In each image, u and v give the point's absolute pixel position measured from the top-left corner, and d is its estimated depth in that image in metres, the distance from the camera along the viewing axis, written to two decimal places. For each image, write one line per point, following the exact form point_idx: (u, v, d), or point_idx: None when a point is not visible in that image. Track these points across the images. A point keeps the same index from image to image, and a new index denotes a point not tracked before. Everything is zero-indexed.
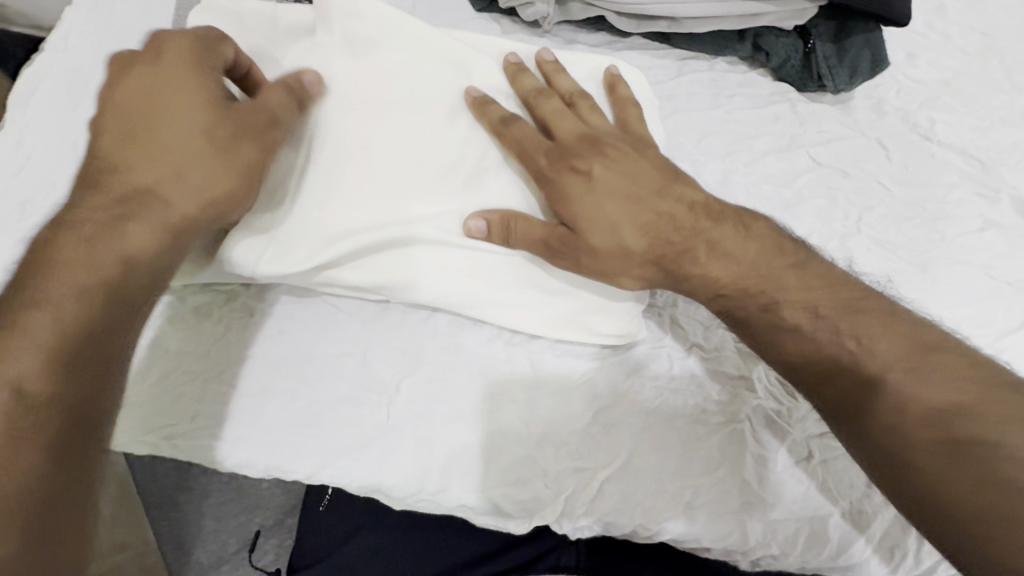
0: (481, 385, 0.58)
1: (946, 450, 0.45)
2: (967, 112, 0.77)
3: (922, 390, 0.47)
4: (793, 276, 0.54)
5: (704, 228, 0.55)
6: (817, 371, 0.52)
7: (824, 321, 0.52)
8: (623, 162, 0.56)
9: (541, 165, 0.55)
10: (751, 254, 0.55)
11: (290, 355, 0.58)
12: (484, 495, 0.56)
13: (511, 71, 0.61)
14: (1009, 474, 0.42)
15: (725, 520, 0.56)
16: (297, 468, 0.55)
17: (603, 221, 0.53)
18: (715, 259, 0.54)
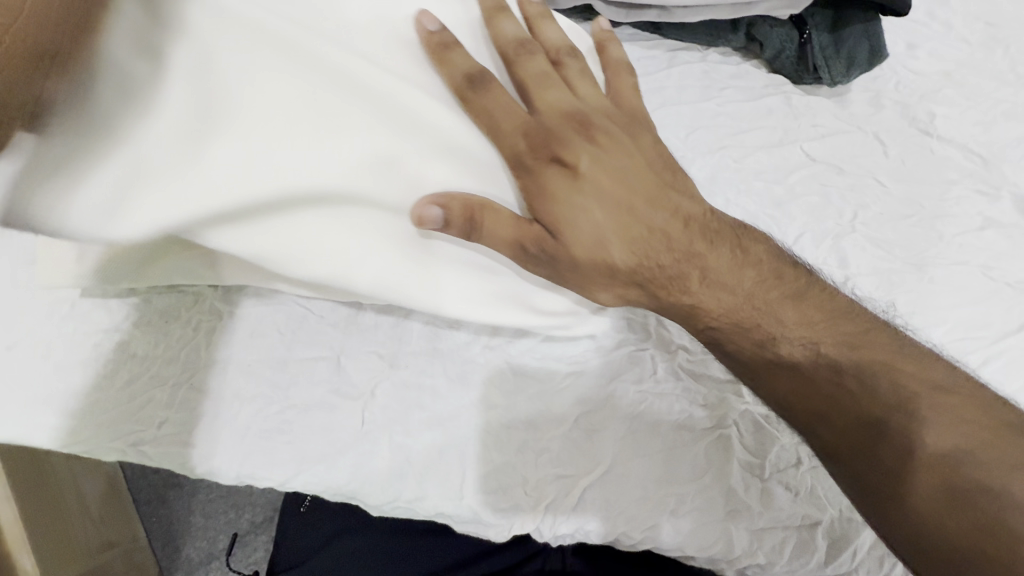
0: (460, 389, 0.56)
1: (949, 494, 0.44)
2: (969, 105, 0.74)
3: (927, 432, 0.46)
4: (790, 308, 0.52)
5: (699, 252, 0.52)
6: (813, 405, 0.50)
7: (824, 359, 0.51)
8: (610, 151, 0.52)
9: (518, 148, 0.50)
10: (749, 284, 0.53)
11: (262, 358, 0.56)
12: (462, 503, 0.54)
13: (490, 10, 0.55)
14: (1013, 524, 0.42)
15: (710, 530, 0.54)
16: (269, 475, 0.53)
17: (588, 230, 0.50)
18: (707, 288, 0.52)
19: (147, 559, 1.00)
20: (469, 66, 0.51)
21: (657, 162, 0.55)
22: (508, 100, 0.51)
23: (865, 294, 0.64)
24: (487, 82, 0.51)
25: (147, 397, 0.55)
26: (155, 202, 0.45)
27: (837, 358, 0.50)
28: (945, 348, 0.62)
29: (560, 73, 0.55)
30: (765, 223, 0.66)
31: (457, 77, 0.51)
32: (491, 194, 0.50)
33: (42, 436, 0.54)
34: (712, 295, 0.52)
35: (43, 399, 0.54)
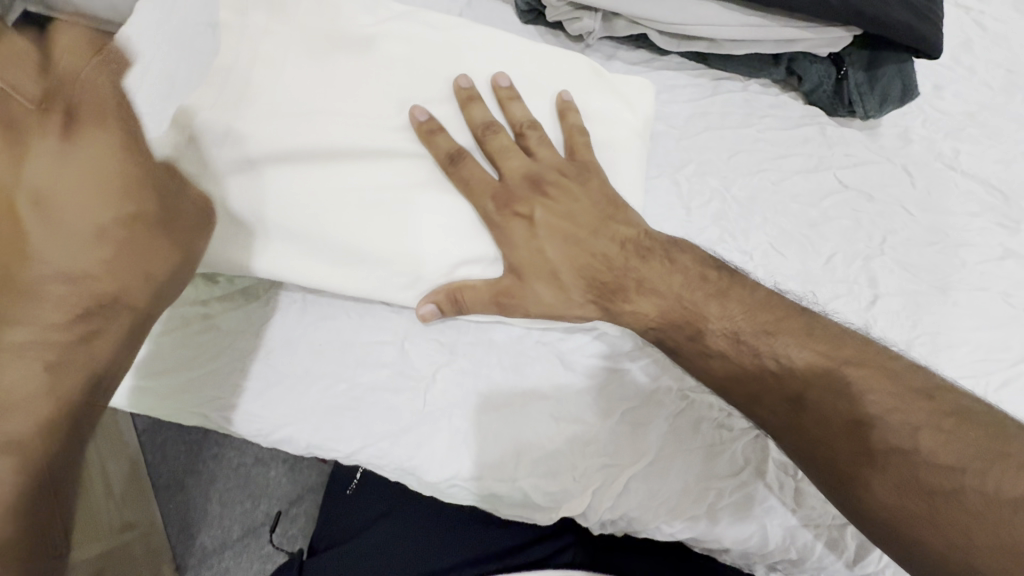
0: (513, 379, 0.60)
1: (870, 459, 0.49)
2: (991, 144, 0.80)
3: (839, 404, 0.51)
4: (714, 305, 0.57)
5: (634, 266, 0.58)
6: (747, 392, 0.55)
7: (744, 345, 0.55)
8: (561, 202, 0.60)
9: (488, 209, 0.58)
10: (678, 289, 0.58)
11: (331, 340, 0.60)
12: (514, 484, 0.57)
13: (462, 97, 0.62)
14: (926, 479, 0.47)
15: (745, 524, 0.58)
16: (338, 446, 0.57)
17: (545, 270, 0.57)
18: (644, 296, 0.58)
19: (164, 543, 1.02)
20: (449, 145, 0.59)
21: (605, 200, 0.61)
22: (481, 169, 0.59)
23: (892, 312, 0.68)
24: (464, 157, 0.59)
25: (226, 368, 0.59)
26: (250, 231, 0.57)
27: (768, 343, 0.55)
28: (968, 367, 0.66)
29: (522, 142, 0.62)
30: (800, 242, 0.70)
31: (440, 156, 0.59)
32: (474, 266, 0.59)
33: (129, 398, 0.58)
34: (629, 306, 0.58)
35: None
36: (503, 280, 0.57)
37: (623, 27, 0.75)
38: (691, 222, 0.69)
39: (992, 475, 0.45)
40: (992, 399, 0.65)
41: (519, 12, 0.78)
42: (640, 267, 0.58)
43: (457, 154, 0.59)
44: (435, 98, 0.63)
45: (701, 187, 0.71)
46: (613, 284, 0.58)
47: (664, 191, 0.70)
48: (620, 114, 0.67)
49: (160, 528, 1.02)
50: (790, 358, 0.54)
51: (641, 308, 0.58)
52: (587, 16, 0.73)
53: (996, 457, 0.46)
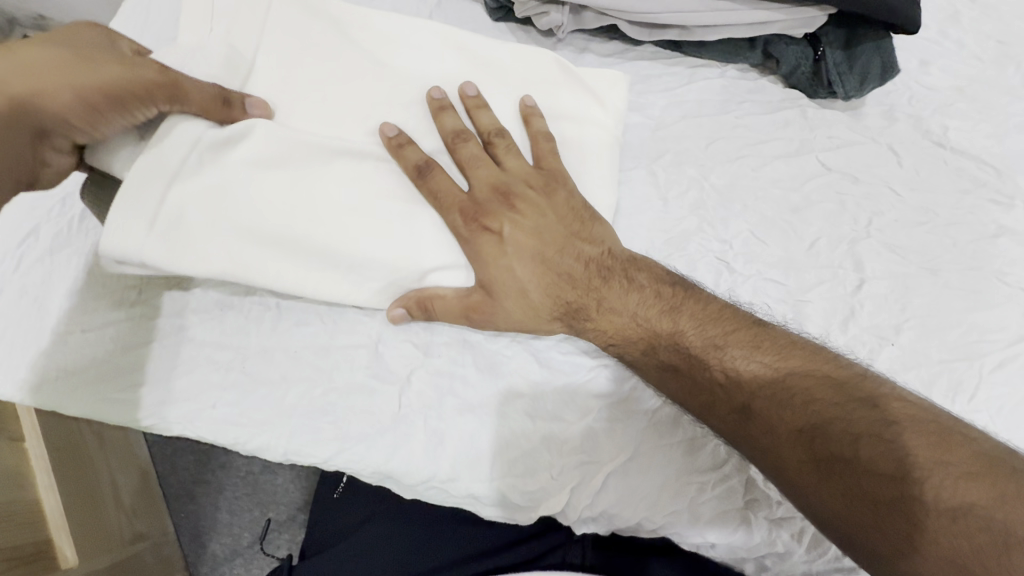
0: (489, 379, 0.60)
1: (816, 468, 0.49)
2: (982, 119, 0.77)
3: (780, 413, 0.51)
4: (667, 320, 0.57)
5: (597, 287, 0.58)
6: (700, 401, 0.55)
7: (694, 359, 0.55)
8: (530, 216, 0.59)
9: (455, 223, 0.58)
10: (634, 307, 0.57)
11: (308, 345, 0.61)
12: (493, 485, 0.57)
13: (434, 108, 0.62)
14: (865, 486, 0.46)
15: (729, 518, 0.57)
16: (315, 453, 0.57)
17: (512, 287, 0.57)
18: (604, 314, 0.58)
19: (175, 554, 1.04)
20: (418, 156, 0.59)
21: (572, 214, 0.60)
22: (450, 181, 0.59)
23: (880, 296, 0.66)
24: (431, 169, 0.59)
25: (204, 377, 0.59)
26: (216, 239, 0.55)
27: (711, 355, 0.55)
28: (961, 350, 0.64)
29: (490, 151, 0.62)
30: (782, 227, 0.69)
31: (410, 169, 0.59)
32: (453, 275, 0.58)
33: (109, 411, 0.58)
34: (595, 318, 0.58)
35: (109, 378, 0.59)
36: (474, 292, 0.58)
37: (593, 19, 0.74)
38: (668, 213, 0.68)
39: (939, 482, 0.44)
40: (987, 381, 0.63)
41: (489, 10, 0.78)
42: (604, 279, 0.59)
43: (426, 168, 0.59)
44: (401, 99, 0.63)
45: (678, 177, 0.70)
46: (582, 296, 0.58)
47: (639, 182, 0.69)
48: (589, 110, 0.66)
49: (172, 539, 1.04)
50: (736, 370, 0.54)
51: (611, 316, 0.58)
52: (555, 9, 0.73)
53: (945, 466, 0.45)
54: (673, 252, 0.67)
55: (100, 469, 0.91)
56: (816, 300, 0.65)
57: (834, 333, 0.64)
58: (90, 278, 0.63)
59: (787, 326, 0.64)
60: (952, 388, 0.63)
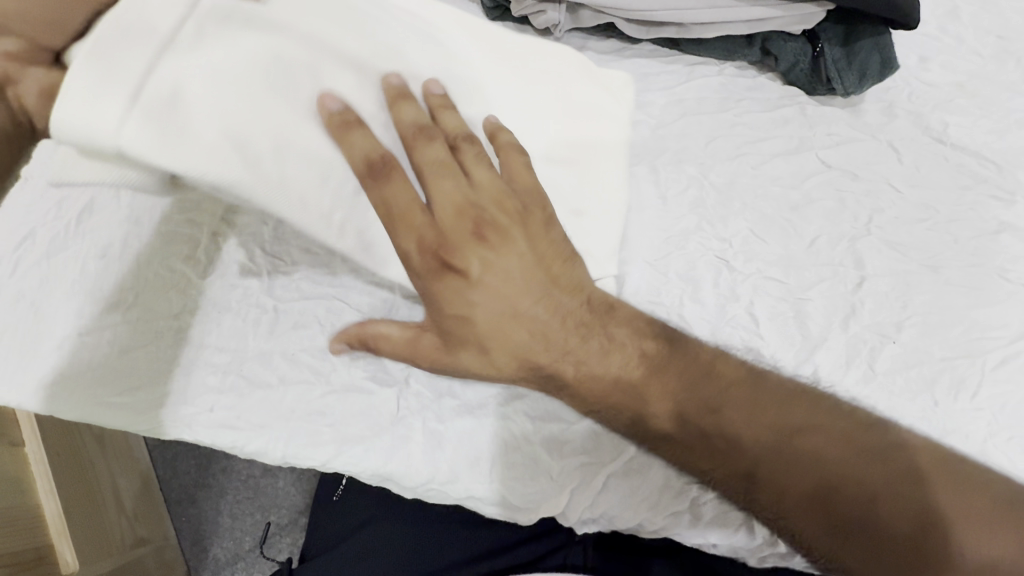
0: (488, 381, 0.59)
1: (831, 531, 0.50)
2: (982, 114, 0.77)
3: (789, 480, 0.51)
4: (655, 383, 0.54)
5: (573, 346, 0.55)
6: (700, 466, 0.54)
7: (690, 426, 0.54)
8: (500, 252, 0.55)
9: (413, 260, 0.53)
10: (615, 369, 0.55)
11: (306, 348, 0.60)
12: (492, 486, 0.57)
13: (391, 94, 0.54)
14: (884, 539, 0.49)
15: (731, 518, 0.57)
16: (314, 455, 0.57)
17: (495, 334, 0.54)
18: (582, 374, 0.55)
19: (177, 558, 1.03)
20: (365, 145, 0.51)
21: (550, 250, 0.56)
22: (406, 194, 0.52)
23: (881, 294, 0.66)
24: (386, 166, 0.52)
25: (202, 380, 0.59)
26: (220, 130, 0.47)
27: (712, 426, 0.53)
28: (963, 348, 0.64)
29: (458, 157, 0.56)
30: (781, 225, 0.68)
31: (357, 163, 0.51)
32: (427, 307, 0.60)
33: (108, 415, 0.58)
34: (582, 368, 0.55)
35: (106, 382, 0.59)
36: (464, 345, 0.54)
37: (591, 18, 0.74)
38: (667, 211, 0.68)
39: (958, 534, 0.49)
40: (990, 379, 0.63)
41: (486, 9, 0.77)
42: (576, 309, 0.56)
43: (381, 164, 0.52)
44: None
45: (677, 176, 0.70)
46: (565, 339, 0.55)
47: (638, 181, 0.69)
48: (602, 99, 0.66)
49: (174, 543, 1.04)
50: (737, 439, 0.53)
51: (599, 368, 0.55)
52: (551, 8, 0.72)
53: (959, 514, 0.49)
54: (673, 251, 0.66)
55: (101, 474, 0.91)
56: (817, 298, 0.65)
57: (835, 331, 0.64)
58: (88, 283, 0.63)
59: (787, 325, 0.63)
60: (954, 386, 0.62)
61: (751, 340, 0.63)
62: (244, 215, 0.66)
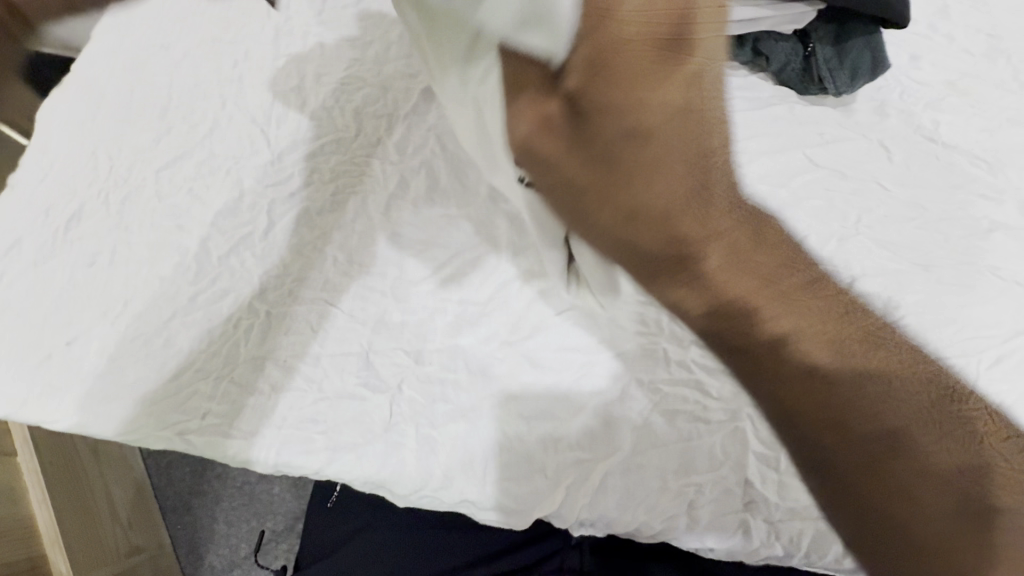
0: (480, 384, 0.59)
1: (898, 483, 0.35)
2: (973, 112, 0.77)
3: (879, 412, 0.36)
4: (727, 280, 0.38)
5: (715, 246, 0.37)
6: (753, 355, 0.38)
7: (747, 317, 0.38)
8: (657, 89, 0.35)
9: (535, 75, 0.38)
10: (691, 232, 0.37)
11: (297, 353, 0.60)
12: (485, 490, 0.56)
13: None
14: (940, 527, 0.35)
15: (728, 520, 0.56)
16: (305, 463, 0.56)
17: (642, 167, 0.36)
18: (696, 282, 0.38)
19: (172, 566, 1.02)
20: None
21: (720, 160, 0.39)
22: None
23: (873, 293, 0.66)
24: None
25: (192, 388, 0.59)
26: None
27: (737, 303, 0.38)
28: (956, 347, 0.64)
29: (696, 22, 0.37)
30: None
31: None
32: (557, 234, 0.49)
33: (95, 423, 0.57)
34: (735, 260, 0.37)
35: (94, 390, 0.58)
36: (584, 184, 0.38)
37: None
38: None
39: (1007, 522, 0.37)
40: (986, 378, 0.62)
41: None
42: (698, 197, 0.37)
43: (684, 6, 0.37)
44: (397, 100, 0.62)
45: None
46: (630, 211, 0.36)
47: None
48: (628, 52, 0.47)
49: (168, 550, 1.03)
50: (788, 345, 0.37)
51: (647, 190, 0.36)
52: None
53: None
54: None
55: (94, 481, 0.90)
56: None
57: None
58: (76, 290, 0.62)
59: None
60: None
61: None
62: (235, 221, 0.65)
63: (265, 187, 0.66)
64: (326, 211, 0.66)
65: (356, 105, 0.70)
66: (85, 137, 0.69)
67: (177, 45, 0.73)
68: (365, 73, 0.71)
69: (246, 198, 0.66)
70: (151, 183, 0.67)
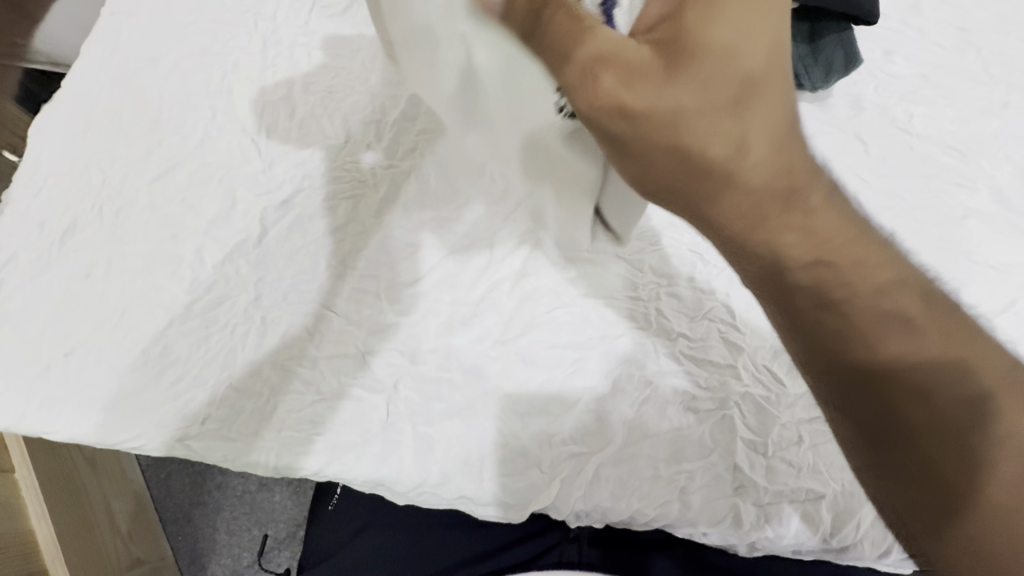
0: (475, 382, 0.61)
1: (931, 429, 0.38)
2: (946, 104, 0.79)
3: (898, 347, 0.39)
4: (742, 198, 0.37)
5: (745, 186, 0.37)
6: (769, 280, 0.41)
7: (800, 247, 0.39)
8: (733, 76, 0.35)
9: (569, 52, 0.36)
10: (750, 178, 0.37)
11: (295, 357, 0.61)
12: (482, 485, 0.57)
13: None
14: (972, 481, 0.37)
15: (719, 505, 0.58)
16: (305, 464, 0.57)
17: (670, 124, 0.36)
18: (731, 194, 0.37)
19: None
20: None
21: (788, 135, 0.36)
22: None
23: None
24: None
25: (191, 396, 0.59)
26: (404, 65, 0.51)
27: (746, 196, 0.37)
28: None
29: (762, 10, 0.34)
30: None
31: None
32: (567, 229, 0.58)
33: (96, 433, 0.58)
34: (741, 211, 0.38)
35: (93, 401, 0.59)
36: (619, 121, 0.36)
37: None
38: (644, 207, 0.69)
39: None
40: None
41: None
42: (745, 126, 0.36)
43: None
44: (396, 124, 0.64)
45: None
46: (623, 107, 0.36)
47: None
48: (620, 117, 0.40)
49: (172, 562, 1.04)
50: (781, 267, 0.40)
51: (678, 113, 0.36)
52: None
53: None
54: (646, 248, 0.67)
55: (93, 496, 0.90)
56: None
57: None
58: (71, 304, 0.63)
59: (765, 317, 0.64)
60: None
61: (728, 332, 0.63)
62: (229, 229, 0.66)
63: (258, 196, 0.68)
64: (319, 215, 0.67)
65: (344, 112, 0.71)
66: (77, 152, 0.70)
67: (165, 58, 0.74)
68: (353, 82, 0.72)
69: (238, 207, 0.67)
70: (145, 194, 0.68)
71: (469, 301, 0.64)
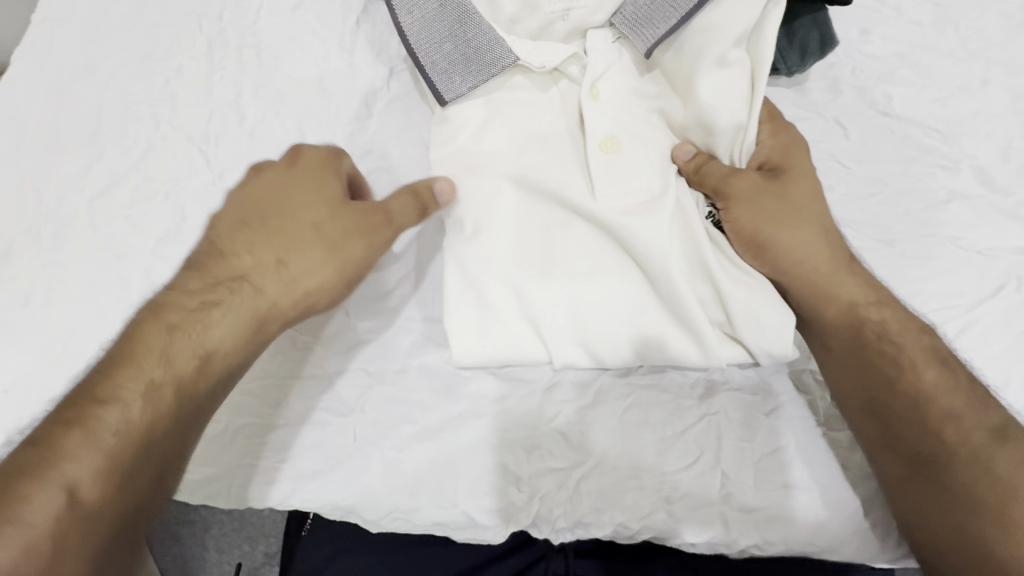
0: (446, 401, 0.58)
1: (877, 432, 0.54)
2: (925, 83, 0.75)
3: (949, 409, 0.52)
4: (806, 274, 0.56)
5: (785, 259, 0.56)
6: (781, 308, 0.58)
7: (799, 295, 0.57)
8: (777, 201, 0.57)
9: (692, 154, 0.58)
10: (772, 258, 0.56)
11: (255, 382, 0.58)
12: (456, 509, 0.55)
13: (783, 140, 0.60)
14: (943, 492, 0.50)
15: (706, 513, 0.55)
16: (272, 494, 0.56)
17: (757, 209, 0.56)
18: (789, 260, 0.56)
19: None
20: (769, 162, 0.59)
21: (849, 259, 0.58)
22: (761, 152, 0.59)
23: None
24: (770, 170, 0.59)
25: None
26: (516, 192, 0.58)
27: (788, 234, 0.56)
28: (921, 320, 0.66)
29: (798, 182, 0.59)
30: None
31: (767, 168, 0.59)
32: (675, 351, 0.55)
33: None
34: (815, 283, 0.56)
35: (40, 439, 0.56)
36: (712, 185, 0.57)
37: (510, 1, 0.61)
38: None
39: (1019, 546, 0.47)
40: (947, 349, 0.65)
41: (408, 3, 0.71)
42: (776, 223, 0.56)
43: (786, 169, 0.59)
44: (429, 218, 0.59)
45: None
46: (725, 175, 0.56)
47: None
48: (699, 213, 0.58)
49: None
50: (853, 314, 0.56)
51: (748, 182, 0.57)
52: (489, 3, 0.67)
53: (934, 504, 0.51)
54: None
55: None
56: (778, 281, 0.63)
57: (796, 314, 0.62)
58: (15, 332, 0.59)
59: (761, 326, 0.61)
60: None
61: None
62: (179, 248, 0.62)
63: (207, 210, 0.64)
64: None
65: (298, 117, 0.67)
66: (8, 172, 0.65)
67: (98, 66, 0.69)
68: (304, 86, 0.68)
69: (187, 223, 0.63)
70: (85, 213, 0.63)
71: (437, 315, 0.60)
